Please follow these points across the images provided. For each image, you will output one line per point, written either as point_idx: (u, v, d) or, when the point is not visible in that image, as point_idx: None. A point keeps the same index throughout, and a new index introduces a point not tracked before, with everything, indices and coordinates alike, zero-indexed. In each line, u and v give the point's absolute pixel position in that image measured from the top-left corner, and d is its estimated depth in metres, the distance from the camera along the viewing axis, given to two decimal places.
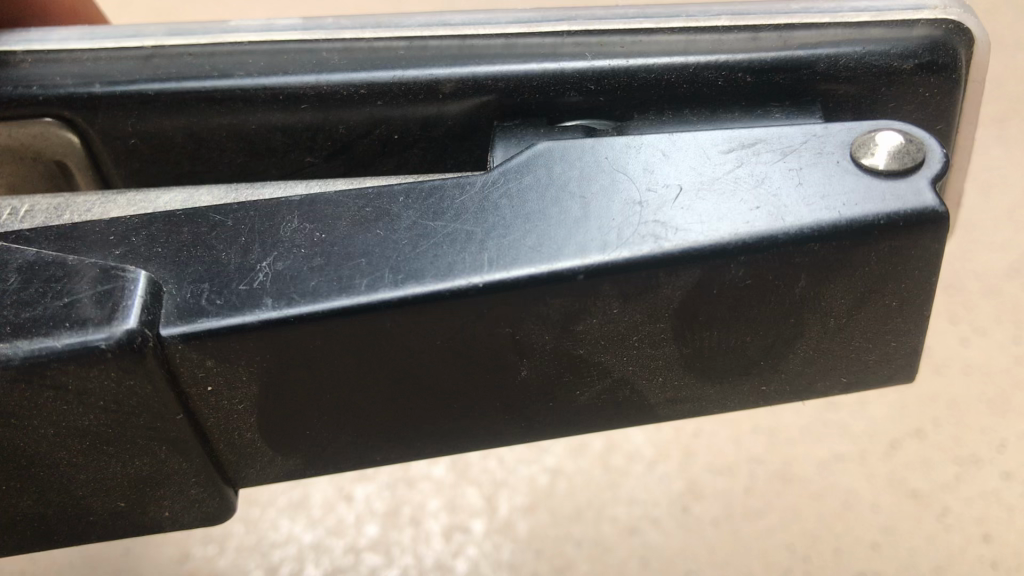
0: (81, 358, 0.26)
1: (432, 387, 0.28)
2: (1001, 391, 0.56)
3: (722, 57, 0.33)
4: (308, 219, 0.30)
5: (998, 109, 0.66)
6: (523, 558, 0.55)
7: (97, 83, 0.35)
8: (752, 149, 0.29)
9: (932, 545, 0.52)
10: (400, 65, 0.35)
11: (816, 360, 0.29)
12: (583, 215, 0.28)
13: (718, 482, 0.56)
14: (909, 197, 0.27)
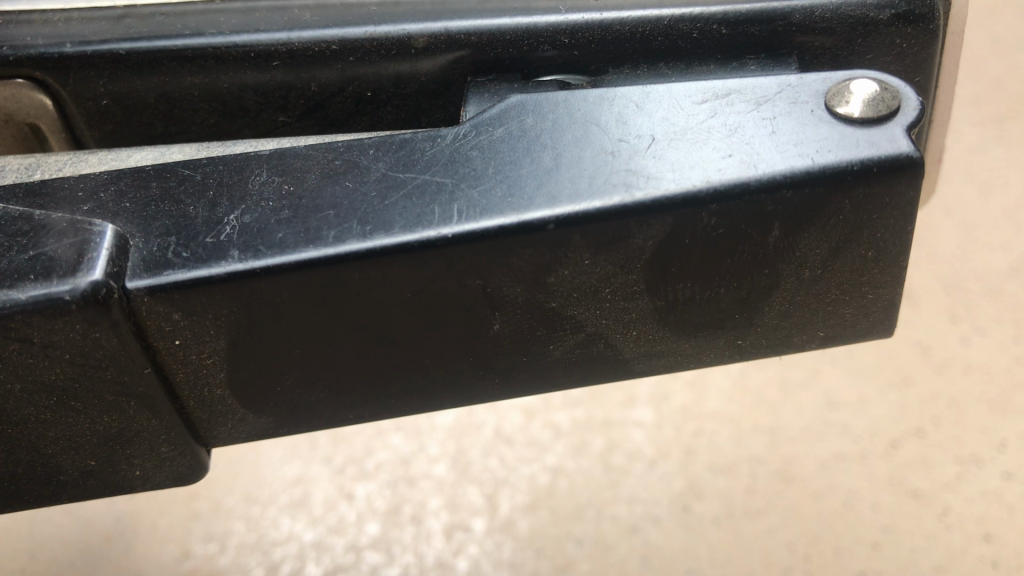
0: (44, 310, 0.26)
1: (403, 339, 0.28)
2: (1002, 391, 0.54)
3: (696, 9, 0.34)
4: (277, 172, 0.30)
5: (998, 111, 0.67)
6: (524, 556, 0.52)
7: (68, 43, 0.35)
8: (725, 100, 0.30)
9: (936, 547, 0.49)
10: (373, 21, 0.35)
11: (792, 313, 0.30)
12: (555, 166, 0.28)
13: (719, 481, 0.53)
14: (884, 143, 0.28)
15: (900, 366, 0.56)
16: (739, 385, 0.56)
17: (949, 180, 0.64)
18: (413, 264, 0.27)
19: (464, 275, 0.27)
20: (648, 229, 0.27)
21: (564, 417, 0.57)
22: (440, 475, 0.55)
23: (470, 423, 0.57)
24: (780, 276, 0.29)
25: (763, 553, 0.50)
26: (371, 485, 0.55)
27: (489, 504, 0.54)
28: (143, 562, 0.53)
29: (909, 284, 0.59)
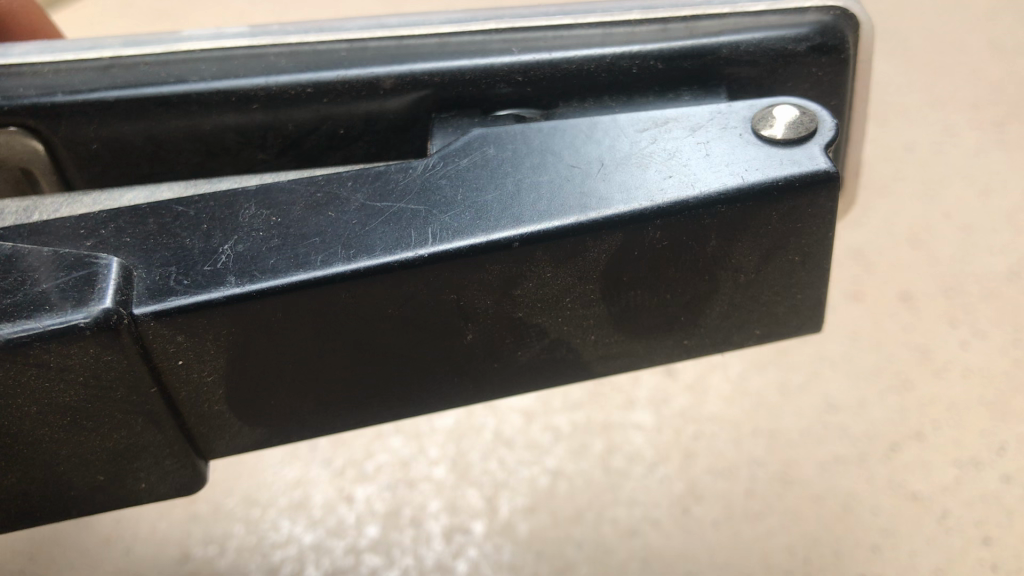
0: (61, 336, 0.28)
1: (383, 350, 0.32)
2: (1001, 394, 0.53)
3: (635, 48, 0.38)
4: (264, 206, 0.33)
5: (998, 114, 0.68)
6: (523, 556, 0.51)
7: (59, 92, 0.38)
8: (664, 127, 0.34)
9: (935, 549, 0.48)
10: (344, 65, 0.39)
11: (731, 314, 0.35)
12: (517, 191, 0.33)
13: (719, 483, 0.53)
14: (805, 161, 0.32)
15: (899, 368, 0.55)
16: (739, 388, 0.56)
17: (947, 183, 0.64)
18: (393, 283, 0.31)
19: (441, 291, 0.31)
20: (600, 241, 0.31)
21: (564, 420, 0.57)
22: (439, 476, 0.55)
23: (469, 425, 0.57)
24: (718, 279, 0.34)
25: (762, 556, 0.49)
26: (371, 487, 0.55)
27: (489, 504, 0.54)
28: (144, 562, 0.53)
29: (907, 287, 0.59)
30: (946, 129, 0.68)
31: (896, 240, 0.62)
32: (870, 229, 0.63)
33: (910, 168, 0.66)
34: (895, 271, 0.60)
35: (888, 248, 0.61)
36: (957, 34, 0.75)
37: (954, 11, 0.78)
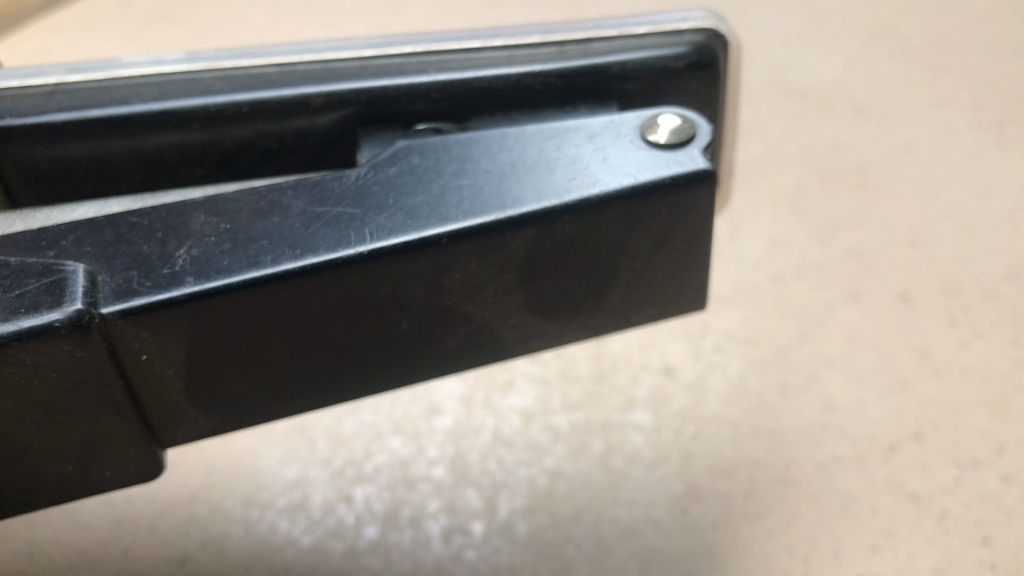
0: (37, 334, 0.31)
1: (325, 337, 0.34)
2: (1000, 395, 0.53)
3: (535, 67, 0.41)
4: (213, 215, 0.35)
5: (998, 113, 0.69)
6: (522, 556, 0.48)
7: (8, 116, 0.40)
8: (565, 136, 0.38)
9: (935, 549, 0.46)
10: (276, 86, 0.41)
11: (631, 295, 0.38)
12: (441, 195, 0.35)
13: (718, 483, 0.50)
14: (686, 162, 0.36)
15: (900, 368, 0.55)
16: (739, 388, 0.55)
17: (946, 183, 0.64)
18: (337, 277, 0.33)
19: (381, 284, 0.34)
20: (512, 238, 0.34)
21: (563, 420, 0.55)
22: (439, 476, 0.53)
23: (468, 426, 0.55)
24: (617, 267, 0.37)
25: (761, 558, 0.47)
26: (371, 487, 0.53)
27: (494, 505, 0.51)
28: (144, 564, 0.50)
29: (906, 286, 0.59)
30: (944, 130, 0.68)
31: (895, 240, 0.62)
32: (869, 229, 0.63)
33: (909, 167, 0.66)
34: (894, 270, 0.60)
35: (887, 247, 0.61)
36: (953, 40, 0.76)
37: (951, 18, 0.79)
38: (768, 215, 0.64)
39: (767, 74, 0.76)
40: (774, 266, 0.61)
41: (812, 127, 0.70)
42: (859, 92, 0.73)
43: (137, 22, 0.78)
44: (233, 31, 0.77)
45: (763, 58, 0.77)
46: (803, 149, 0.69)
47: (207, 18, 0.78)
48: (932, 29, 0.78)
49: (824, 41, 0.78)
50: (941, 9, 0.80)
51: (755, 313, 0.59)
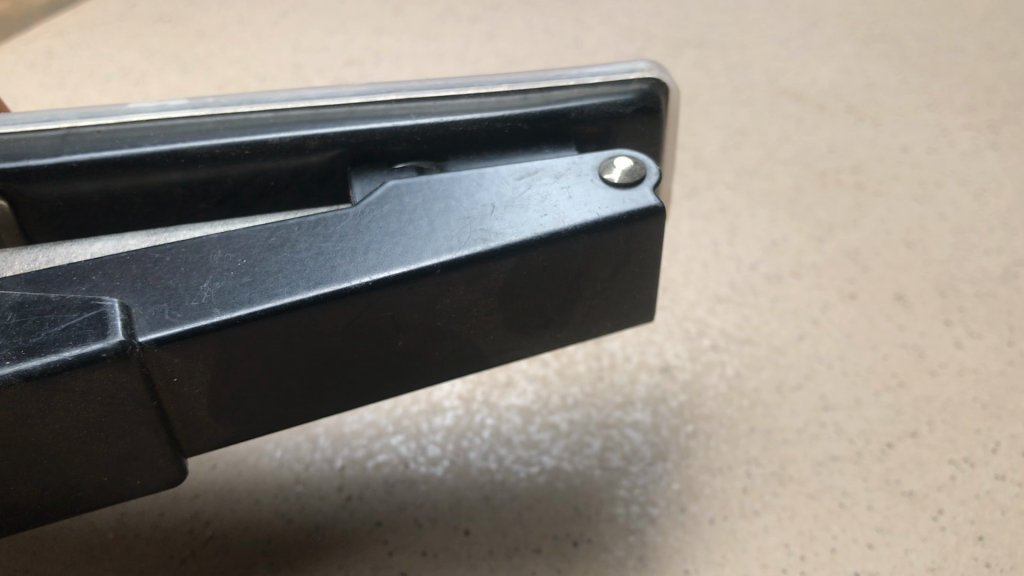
0: (87, 364, 0.32)
1: (327, 357, 0.36)
2: (995, 394, 0.53)
3: (503, 112, 0.41)
4: (228, 250, 0.36)
5: (992, 117, 0.70)
6: (521, 556, 0.47)
7: (28, 158, 0.39)
8: (535, 176, 0.38)
9: (930, 546, 0.47)
10: (271, 129, 0.40)
11: (596, 309, 0.39)
12: (431, 230, 0.36)
13: (715, 480, 0.50)
14: (636, 199, 0.36)
15: (896, 368, 0.55)
16: (736, 387, 0.55)
17: (942, 186, 0.65)
18: (344, 306, 0.34)
19: (382, 308, 0.35)
20: (502, 263, 0.35)
21: (562, 419, 0.54)
22: (440, 475, 0.51)
23: (469, 424, 0.53)
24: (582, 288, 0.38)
25: (758, 554, 0.47)
26: (370, 485, 0.50)
27: (497, 507, 0.49)
28: (148, 563, 0.47)
29: (903, 287, 0.59)
30: (940, 132, 0.69)
31: (892, 240, 0.62)
32: (865, 229, 0.63)
33: (905, 169, 0.67)
34: (891, 270, 0.60)
35: (883, 247, 0.62)
36: (949, 44, 0.77)
37: (946, 17, 0.80)
38: (766, 215, 0.65)
39: (767, 74, 0.75)
40: (771, 265, 0.61)
41: (810, 127, 0.71)
42: (856, 93, 0.73)
43: (138, 23, 0.78)
44: (235, 33, 0.77)
45: (762, 58, 0.77)
46: (800, 149, 0.69)
47: (208, 20, 0.78)
48: (928, 32, 0.79)
49: (821, 42, 0.78)
50: (938, 11, 0.81)
51: (752, 313, 0.59)
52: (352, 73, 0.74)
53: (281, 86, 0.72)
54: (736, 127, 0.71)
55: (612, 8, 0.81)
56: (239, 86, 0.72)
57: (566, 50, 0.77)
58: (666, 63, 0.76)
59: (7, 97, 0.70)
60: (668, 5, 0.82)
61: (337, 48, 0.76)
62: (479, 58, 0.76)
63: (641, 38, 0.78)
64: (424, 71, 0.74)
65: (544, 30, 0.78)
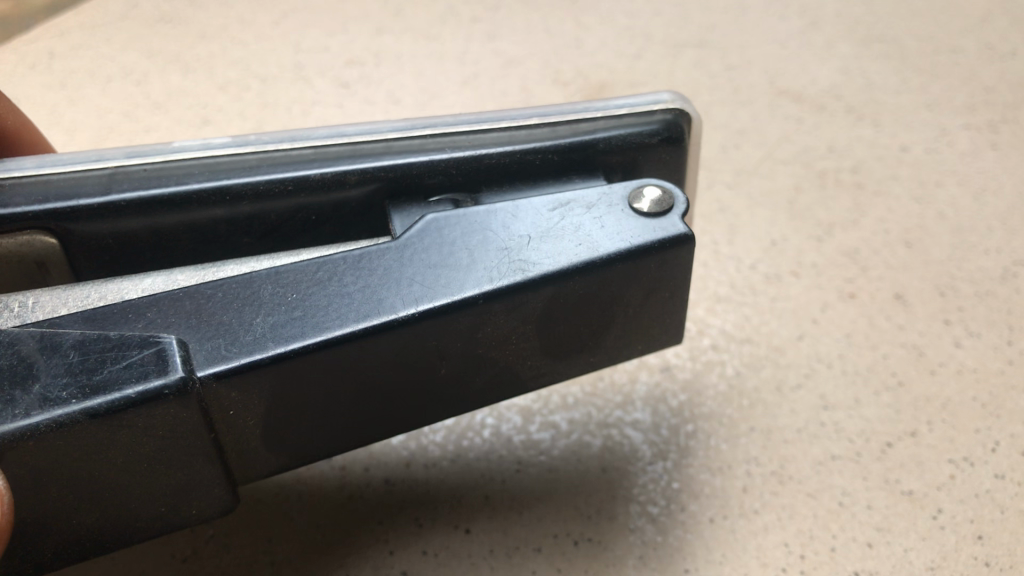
0: (149, 399, 0.33)
1: (376, 385, 0.38)
2: (994, 394, 0.54)
3: (533, 144, 0.44)
4: (279, 285, 0.38)
5: (991, 117, 0.71)
6: (522, 555, 0.47)
7: (78, 198, 0.41)
8: (568, 207, 0.41)
9: (929, 545, 0.47)
10: (313, 164, 0.43)
11: (625, 334, 0.42)
12: (471, 262, 0.38)
13: (715, 479, 0.50)
14: (667, 227, 0.40)
15: (896, 368, 0.55)
16: (736, 386, 0.55)
17: (941, 186, 0.66)
18: (394, 336, 0.37)
19: (430, 338, 0.37)
20: (539, 293, 0.38)
21: (562, 419, 0.53)
22: (439, 474, 0.50)
23: (468, 423, 0.53)
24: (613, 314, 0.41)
25: (758, 554, 0.47)
26: (369, 484, 0.50)
27: (498, 506, 0.49)
28: (148, 561, 0.47)
29: (902, 286, 0.60)
30: (939, 133, 0.70)
31: (891, 240, 0.62)
32: (865, 229, 0.63)
33: (905, 169, 0.67)
34: (890, 270, 0.61)
35: (883, 247, 0.62)
36: (948, 44, 0.77)
37: (946, 17, 0.81)
38: (766, 215, 0.65)
39: (767, 74, 0.76)
40: (771, 265, 0.61)
41: (809, 127, 0.71)
42: (856, 94, 0.73)
43: (139, 23, 0.78)
44: (236, 34, 0.77)
45: (762, 57, 0.77)
46: (800, 149, 0.69)
47: (209, 20, 0.78)
48: (928, 32, 0.79)
49: (821, 43, 0.78)
50: (938, 11, 0.81)
51: (753, 312, 0.59)
52: (352, 74, 0.74)
53: (282, 88, 0.72)
54: (736, 127, 0.71)
55: (612, 8, 0.81)
56: (241, 86, 0.72)
57: (566, 50, 0.77)
58: (666, 63, 0.76)
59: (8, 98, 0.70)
60: (668, 5, 0.82)
61: (338, 48, 0.76)
62: (480, 59, 0.76)
63: (641, 38, 0.79)
64: (425, 71, 0.75)
65: (544, 31, 0.79)
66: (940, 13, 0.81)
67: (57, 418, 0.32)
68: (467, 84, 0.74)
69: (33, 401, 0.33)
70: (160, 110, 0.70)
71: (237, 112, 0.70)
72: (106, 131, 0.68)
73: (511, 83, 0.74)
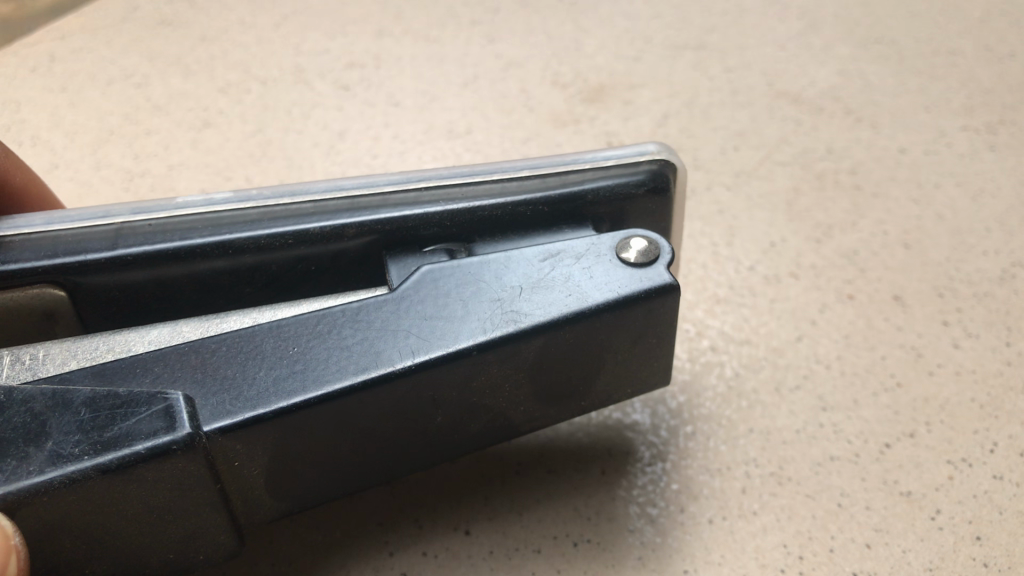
0: (159, 455, 0.34)
1: (375, 434, 0.39)
2: (992, 394, 0.54)
3: (524, 197, 0.44)
4: (279, 338, 0.38)
5: (990, 119, 0.71)
6: (522, 556, 0.47)
7: (86, 252, 0.41)
8: (558, 257, 0.42)
9: (927, 546, 0.47)
10: (309, 217, 0.43)
11: (615, 378, 0.43)
12: (465, 314, 0.39)
13: (714, 481, 0.50)
14: (653, 276, 0.41)
15: (894, 369, 0.55)
16: (735, 387, 0.55)
17: (939, 188, 0.66)
18: (394, 388, 0.38)
19: (427, 388, 0.38)
20: (532, 343, 0.39)
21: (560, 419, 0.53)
22: (437, 475, 0.50)
23: None
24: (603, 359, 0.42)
25: (756, 554, 0.47)
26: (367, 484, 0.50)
27: (496, 507, 0.49)
28: None
29: (900, 288, 0.60)
30: (937, 135, 0.70)
31: (889, 241, 0.63)
32: (864, 230, 0.63)
33: (903, 171, 0.67)
34: (889, 271, 0.61)
35: (882, 248, 0.62)
36: (947, 45, 0.78)
37: (945, 18, 0.81)
38: (765, 216, 0.65)
39: (766, 75, 0.76)
40: (770, 266, 0.62)
41: (808, 129, 0.71)
42: (855, 96, 0.74)
43: (140, 26, 0.78)
44: (237, 36, 0.77)
45: (761, 58, 0.77)
46: (799, 151, 0.69)
47: (210, 23, 0.78)
48: (927, 34, 0.79)
49: (820, 45, 0.78)
50: (936, 13, 0.81)
51: (751, 313, 0.59)
52: (353, 76, 0.74)
53: (283, 91, 0.72)
54: (735, 128, 0.71)
55: (612, 10, 0.81)
56: (241, 88, 0.72)
57: (566, 52, 0.77)
58: (665, 65, 0.76)
59: (9, 102, 0.70)
60: (667, 6, 0.82)
61: (339, 51, 0.76)
62: (480, 61, 0.76)
63: (641, 39, 0.79)
64: (425, 73, 0.75)
65: (544, 33, 0.79)
66: (939, 14, 0.81)
67: (69, 475, 0.33)
68: (467, 86, 0.74)
69: (44, 459, 0.34)
70: (161, 113, 0.70)
71: (237, 114, 0.70)
72: (108, 134, 0.68)
73: (510, 85, 0.74)
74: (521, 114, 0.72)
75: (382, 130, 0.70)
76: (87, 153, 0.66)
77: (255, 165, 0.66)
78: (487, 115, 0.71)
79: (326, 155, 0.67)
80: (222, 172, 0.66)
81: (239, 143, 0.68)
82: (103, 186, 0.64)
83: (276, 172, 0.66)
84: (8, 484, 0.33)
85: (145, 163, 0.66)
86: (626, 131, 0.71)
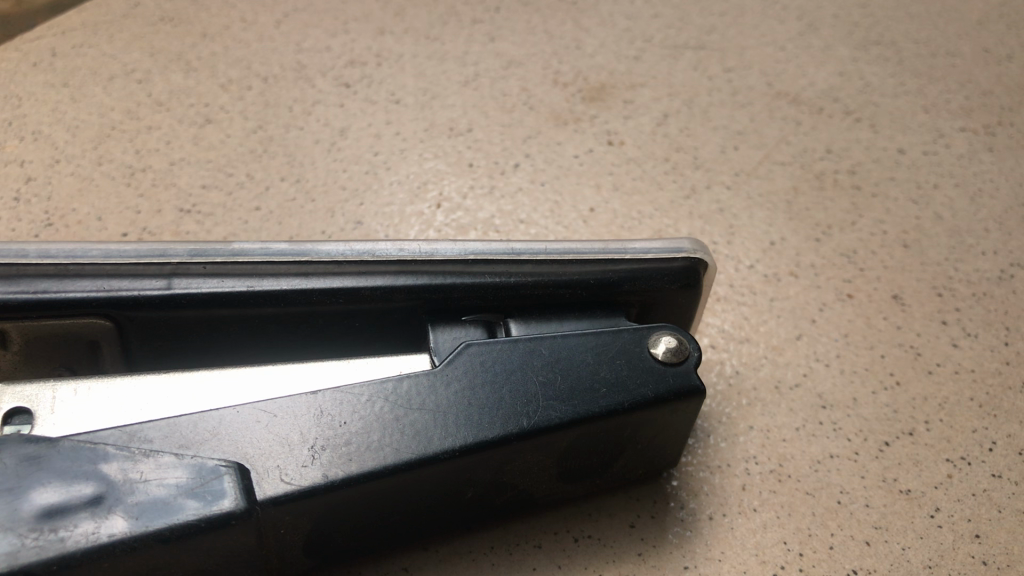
0: (214, 526, 0.36)
1: (410, 504, 0.42)
2: (990, 394, 0.54)
3: (564, 276, 0.45)
4: (330, 413, 0.40)
5: (988, 120, 0.72)
6: (523, 552, 0.46)
7: (141, 290, 0.42)
8: (592, 343, 0.44)
9: (927, 544, 0.47)
10: (359, 279, 0.43)
11: (632, 462, 0.46)
12: (504, 398, 0.42)
13: (714, 478, 0.50)
14: (681, 378, 0.44)
15: (892, 368, 0.55)
16: (735, 385, 0.55)
17: (938, 189, 0.66)
18: (435, 468, 0.40)
19: (466, 470, 0.41)
20: (567, 433, 0.42)
21: None
22: None
23: None
24: (625, 446, 0.45)
25: (757, 551, 0.47)
26: None
27: None
28: None
29: (899, 288, 0.60)
30: (937, 135, 0.70)
31: (889, 241, 0.63)
32: (863, 230, 0.64)
33: (902, 171, 0.68)
34: (888, 271, 0.61)
35: (881, 248, 0.62)
36: (947, 47, 0.78)
37: (945, 17, 0.81)
38: (764, 216, 0.65)
39: (766, 75, 0.76)
40: (770, 265, 0.62)
41: (808, 130, 0.71)
42: (854, 96, 0.74)
43: (140, 21, 0.77)
44: (238, 33, 0.77)
45: (761, 58, 0.77)
46: (798, 151, 0.70)
47: (210, 19, 0.78)
48: (926, 35, 0.79)
49: (820, 45, 0.79)
50: (936, 13, 0.81)
51: (751, 311, 0.59)
52: (354, 74, 0.74)
53: (283, 88, 0.72)
54: (735, 128, 0.71)
55: (613, 9, 0.81)
56: (242, 85, 0.72)
57: (566, 51, 0.77)
58: (666, 65, 0.76)
59: (9, 96, 0.70)
60: (668, 5, 0.82)
61: (339, 49, 0.76)
62: (480, 60, 0.76)
63: (641, 38, 0.79)
64: (425, 72, 0.75)
65: (544, 31, 0.79)
66: (938, 14, 0.82)
67: (129, 543, 0.35)
68: (468, 86, 0.74)
69: (108, 522, 0.36)
70: (163, 109, 0.70)
71: (238, 111, 0.70)
72: (109, 130, 0.68)
73: (511, 84, 0.74)
74: (521, 114, 0.72)
75: (383, 128, 0.70)
76: (88, 149, 0.66)
77: (256, 161, 0.66)
78: (488, 113, 0.72)
79: (327, 153, 0.67)
80: (223, 169, 0.66)
81: (240, 140, 0.68)
82: (104, 181, 0.64)
83: (276, 168, 0.66)
84: (74, 547, 0.35)
85: (146, 159, 0.66)
86: (626, 130, 0.71)
